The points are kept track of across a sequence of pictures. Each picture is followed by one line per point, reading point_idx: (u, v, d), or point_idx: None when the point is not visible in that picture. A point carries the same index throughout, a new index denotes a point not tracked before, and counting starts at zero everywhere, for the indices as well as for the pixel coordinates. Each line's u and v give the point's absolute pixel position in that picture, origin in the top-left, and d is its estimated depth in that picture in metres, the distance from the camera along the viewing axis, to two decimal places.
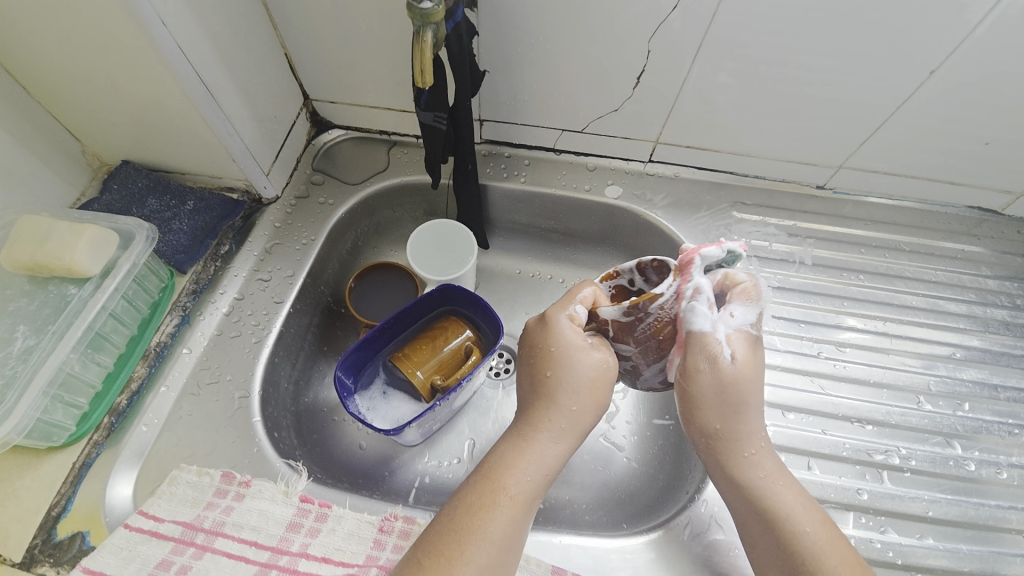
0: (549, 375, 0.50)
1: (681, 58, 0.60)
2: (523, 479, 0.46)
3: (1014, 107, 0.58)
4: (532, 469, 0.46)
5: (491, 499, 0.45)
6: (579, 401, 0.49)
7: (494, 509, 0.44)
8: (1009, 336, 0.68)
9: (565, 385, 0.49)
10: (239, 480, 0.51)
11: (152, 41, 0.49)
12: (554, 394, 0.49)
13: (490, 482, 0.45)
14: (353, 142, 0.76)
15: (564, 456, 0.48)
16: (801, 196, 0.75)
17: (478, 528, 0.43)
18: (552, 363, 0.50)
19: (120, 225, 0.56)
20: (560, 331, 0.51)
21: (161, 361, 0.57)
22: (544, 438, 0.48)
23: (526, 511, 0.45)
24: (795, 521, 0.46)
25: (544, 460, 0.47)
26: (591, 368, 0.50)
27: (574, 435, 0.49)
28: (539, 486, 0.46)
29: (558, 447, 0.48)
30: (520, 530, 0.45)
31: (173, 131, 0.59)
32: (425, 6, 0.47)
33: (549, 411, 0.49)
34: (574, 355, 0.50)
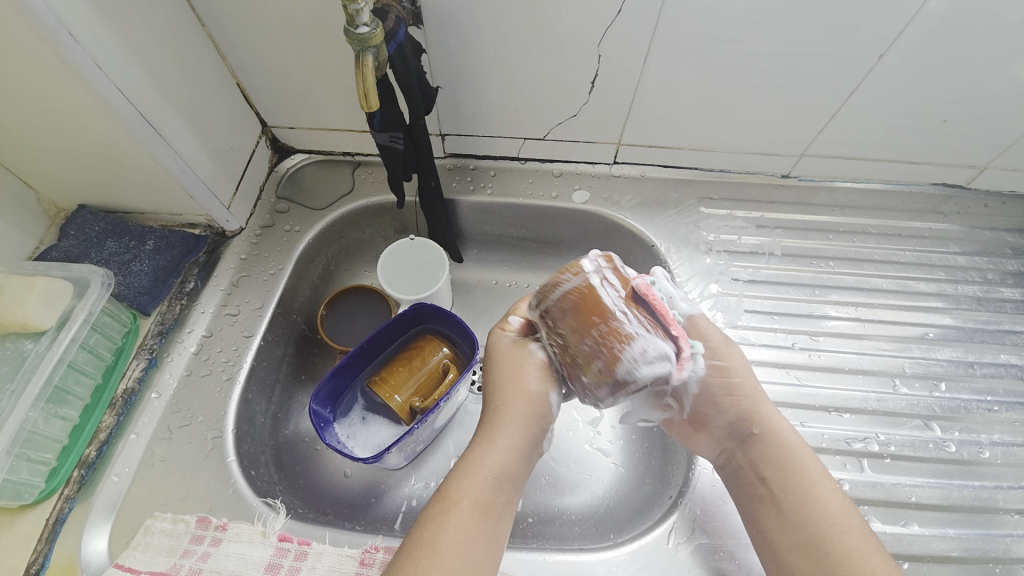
0: (492, 386, 0.52)
1: (634, 59, 0.60)
2: (471, 485, 0.46)
3: (967, 84, 0.59)
4: (478, 474, 0.47)
5: (443, 509, 0.45)
6: (519, 410, 0.50)
7: (448, 519, 0.44)
8: (981, 312, 0.68)
9: (509, 395, 0.51)
10: (215, 525, 0.51)
11: (90, 85, 0.48)
12: (498, 399, 0.51)
13: (441, 494, 0.46)
14: (317, 165, 0.76)
15: (512, 459, 0.49)
16: (769, 186, 0.75)
17: (432, 541, 0.43)
18: (491, 373, 0.53)
19: (73, 273, 0.55)
20: (501, 342, 0.54)
21: (129, 408, 0.56)
22: (490, 444, 0.49)
23: (481, 518, 0.45)
24: (825, 507, 0.46)
25: (490, 464, 0.47)
26: (529, 369, 0.52)
27: (521, 440, 0.50)
28: (493, 495, 0.46)
29: (507, 453, 0.48)
30: (479, 538, 0.44)
31: (126, 172, 0.58)
32: (362, 30, 0.47)
33: (493, 417, 0.50)
34: (518, 361, 0.52)
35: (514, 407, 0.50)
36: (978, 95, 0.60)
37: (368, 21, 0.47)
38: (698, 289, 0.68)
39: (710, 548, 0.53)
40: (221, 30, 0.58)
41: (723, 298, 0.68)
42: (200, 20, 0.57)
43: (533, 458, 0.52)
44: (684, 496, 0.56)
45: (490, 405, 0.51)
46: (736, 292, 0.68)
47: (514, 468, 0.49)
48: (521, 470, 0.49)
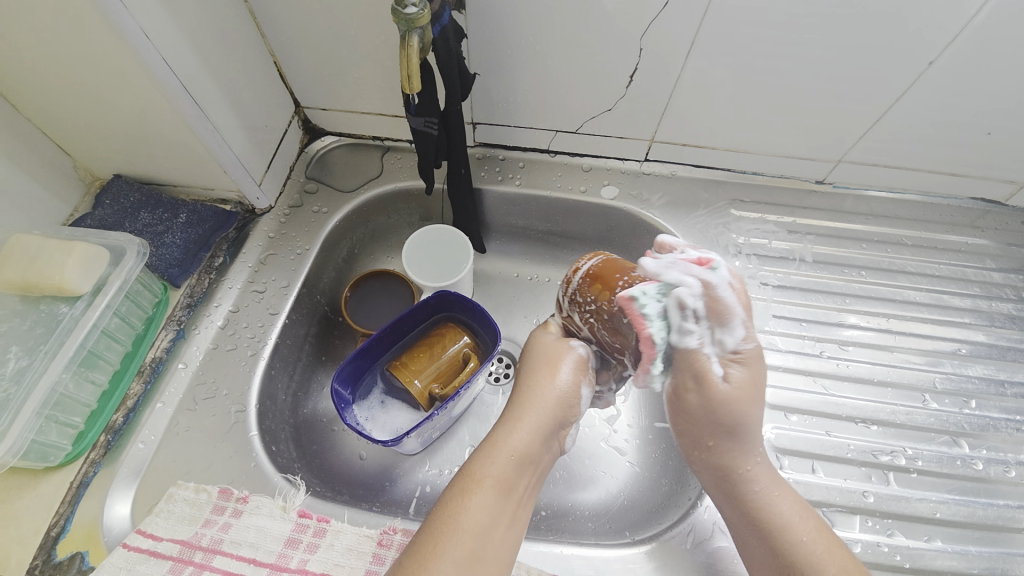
0: (522, 374, 0.52)
1: (675, 55, 0.59)
2: (494, 465, 0.46)
3: (1018, 97, 0.57)
4: (502, 456, 0.47)
5: (466, 487, 0.45)
6: (548, 398, 0.50)
7: (470, 497, 0.45)
8: (1015, 330, 0.66)
9: (543, 387, 0.50)
10: (237, 497, 0.51)
11: (136, 56, 0.48)
12: (527, 385, 0.51)
13: (465, 472, 0.46)
14: (347, 148, 0.76)
15: (536, 444, 0.48)
16: (801, 191, 0.73)
17: (453, 516, 0.43)
18: (526, 363, 0.53)
19: (109, 241, 0.56)
20: (540, 335, 0.54)
21: (156, 377, 0.57)
22: (514, 427, 0.48)
23: (502, 499, 0.45)
24: (792, 530, 0.47)
25: (515, 448, 0.47)
26: (564, 361, 0.52)
27: (547, 427, 0.49)
28: (517, 478, 0.47)
29: (534, 440, 0.48)
30: (499, 518, 0.45)
31: (163, 145, 0.59)
32: (409, 11, 0.47)
33: (520, 403, 0.50)
34: (554, 352, 0.52)
35: (543, 395, 0.50)
36: None
37: (416, 3, 0.47)
38: None
39: (727, 552, 0.52)
40: (263, 8, 0.59)
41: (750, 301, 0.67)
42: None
43: (555, 445, 0.52)
44: (704, 498, 0.55)
45: (518, 392, 0.51)
46: (763, 296, 0.67)
47: (538, 454, 0.49)
48: (543, 456, 0.50)
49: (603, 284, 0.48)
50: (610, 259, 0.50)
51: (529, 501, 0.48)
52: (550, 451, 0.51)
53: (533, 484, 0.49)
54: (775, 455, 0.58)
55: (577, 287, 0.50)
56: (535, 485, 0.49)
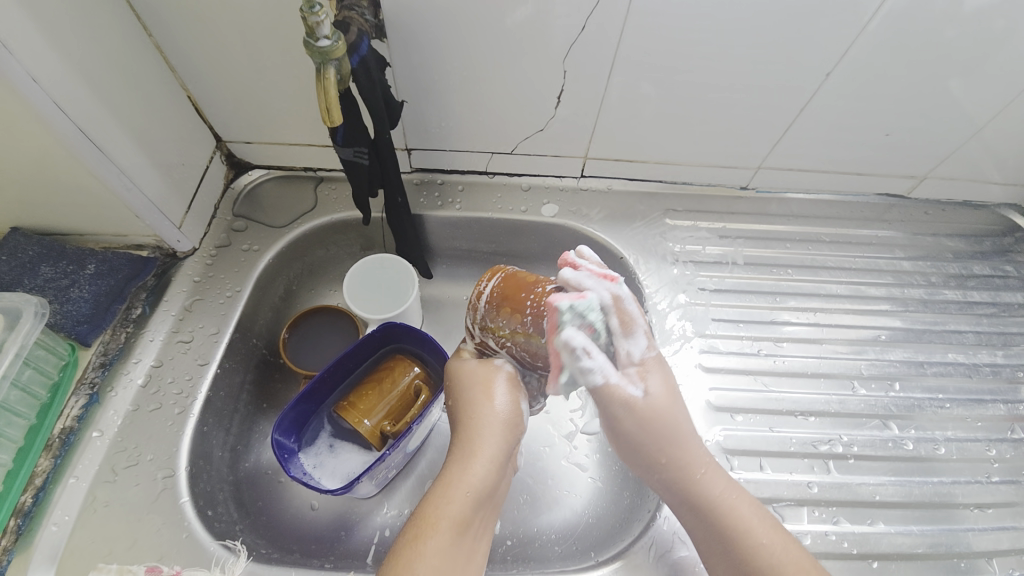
0: (465, 404, 0.50)
1: (599, 75, 0.61)
2: (449, 505, 0.44)
3: (907, 100, 0.63)
4: (457, 494, 0.45)
5: (420, 532, 0.43)
6: (495, 426, 0.49)
7: (423, 544, 0.43)
8: (927, 313, 0.72)
9: (485, 412, 0.49)
10: (167, 574, 0.47)
11: (21, 99, 0.44)
12: (468, 416, 0.49)
13: (419, 515, 0.44)
14: (276, 181, 0.73)
15: (493, 476, 0.47)
16: (729, 198, 0.77)
17: (409, 565, 0.41)
18: (465, 393, 0.51)
19: (2, 303, 0.50)
20: (467, 361, 0.53)
21: (67, 451, 0.52)
22: (469, 463, 0.47)
23: (459, 539, 0.44)
24: (752, 534, 0.47)
25: (470, 484, 0.45)
26: (498, 382, 0.50)
27: (501, 457, 0.48)
28: (472, 513, 0.45)
29: (482, 469, 0.46)
30: (457, 559, 0.43)
31: (64, 192, 0.54)
32: (323, 43, 0.45)
33: (469, 435, 0.48)
34: (494, 378, 0.51)
35: (493, 427, 0.49)
36: (916, 111, 0.64)
37: (330, 34, 0.46)
38: (666, 299, 0.70)
39: (686, 562, 0.53)
40: (171, 41, 0.56)
41: (690, 307, 0.69)
42: (146, 30, 0.54)
43: (508, 471, 0.51)
44: (661, 508, 0.56)
45: (464, 423, 0.50)
46: (702, 301, 0.70)
47: (494, 487, 0.47)
48: (498, 487, 0.48)
49: (512, 305, 0.47)
50: (507, 279, 0.48)
51: (485, 533, 0.47)
52: (505, 477, 0.49)
53: (490, 515, 0.48)
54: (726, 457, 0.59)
55: (484, 313, 0.48)
56: (492, 516, 0.48)
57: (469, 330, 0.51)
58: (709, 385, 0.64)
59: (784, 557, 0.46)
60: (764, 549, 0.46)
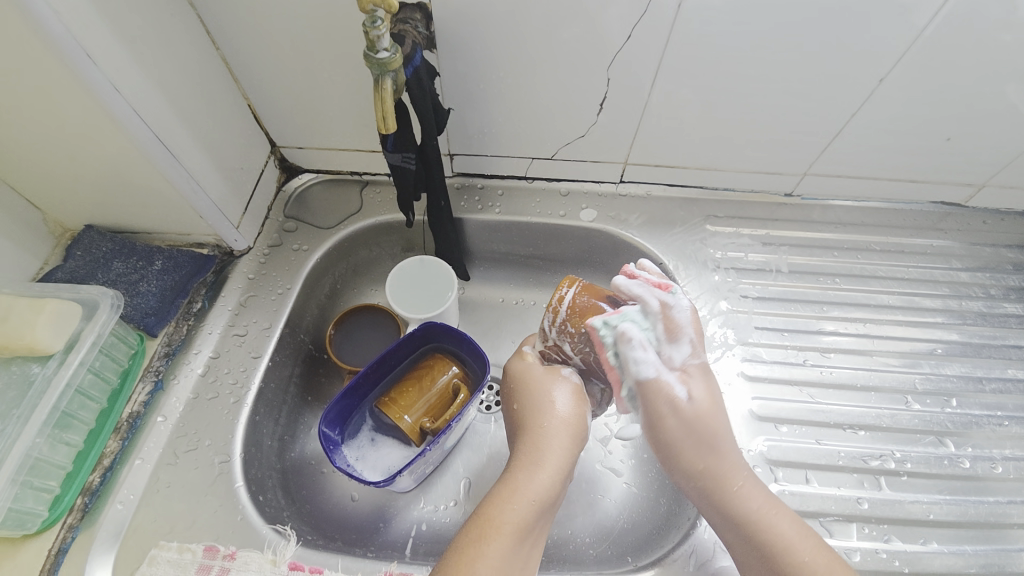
0: (528, 413, 0.51)
1: (642, 82, 0.61)
2: (514, 510, 0.45)
3: (966, 105, 0.60)
4: (522, 500, 0.46)
5: (483, 534, 0.44)
6: (560, 438, 0.50)
7: (487, 543, 0.43)
8: (986, 327, 0.69)
9: (553, 424, 0.50)
10: (224, 553, 0.49)
11: (107, 110, 0.48)
12: (534, 426, 0.50)
13: (481, 516, 0.45)
14: (325, 185, 0.76)
15: (554, 487, 0.48)
16: (772, 204, 0.76)
17: (473, 564, 0.42)
18: (529, 402, 0.52)
19: (82, 294, 0.54)
20: (530, 369, 0.54)
21: (134, 433, 0.55)
22: (533, 471, 0.48)
23: (519, 545, 0.44)
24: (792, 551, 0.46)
25: (534, 493, 0.46)
26: (562, 391, 0.52)
27: (563, 469, 0.49)
28: (535, 521, 0.46)
29: (547, 477, 0.48)
30: (516, 564, 0.44)
31: (138, 194, 0.58)
32: (381, 56, 0.47)
33: (533, 443, 0.50)
34: (559, 392, 0.52)
35: (557, 438, 0.50)
36: (976, 116, 0.62)
37: (388, 47, 0.48)
38: (706, 306, 0.69)
39: (730, 571, 0.52)
40: (236, 54, 0.59)
41: (732, 315, 0.68)
42: (214, 44, 0.58)
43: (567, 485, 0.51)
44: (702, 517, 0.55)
45: (528, 430, 0.51)
46: (744, 309, 0.69)
47: (555, 497, 0.48)
48: (559, 498, 0.49)
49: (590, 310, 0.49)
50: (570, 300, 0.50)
51: (541, 542, 0.48)
52: (564, 488, 0.50)
53: (547, 525, 0.49)
54: (770, 468, 0.58)
55: (565, 318, 0.50)
56: (548, 526, 0.49)
57: (544, 333, 0.52)
58: (751, 394, 0.63)
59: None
60: (806, 567, 0.45)
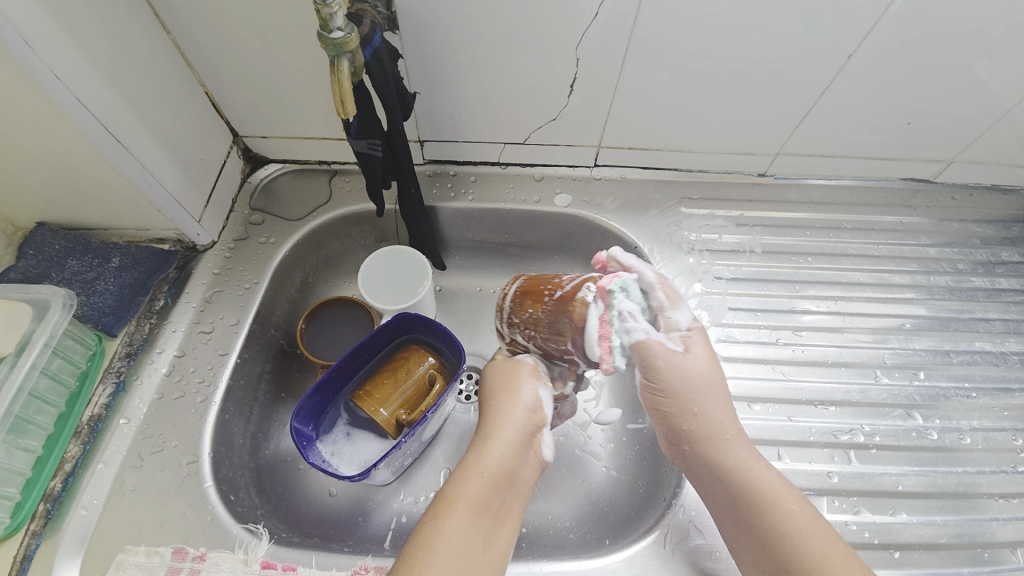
0: (486, 397, 0.52)
1: (612, 62, 0.60)
2: (467, 486, 0.45)
3: (935, 80, 0.60)
4: (476, 476, 0.46)
5: (438, 512, 0.44)
6: (516, 414, 0.50)
7: (442, 521, 0.43)
8: (953, 301, 0.70)
9: (512, 404, 0.50)
10: (192, 555, 0.49)
11: (48, 100, 0.46)
12: (490, 409, 0.51)
13: (439, 493, 0.45)
14: (292, 175, 0.73)
15: (513, 463, 0.47)
16: (746, 185, 0.76)
17: (427, 542, 0.42)
18: (489, 384, 0.53)
19: (32, 295, 0.52)
20: (495, 363, 0.55)
21: (96, 436, 0.54)
22: (485, 445, 0.47)
23: (477, 520, 0.44)
24: (781, 501, 0.47)
25: (486, 466, 0.46)
26: (521, 377, 0.52)
27: (519, 442, 0.48)
28: (491, 495, 0.45)
29: (502, 453, 0.47)
30: (475, 541, 0.43)
31: (90, 189, 0.55)
32: (336, 35, 0.46)
33: (486, 422, 0.50)
34: (517, 368, 0.52)
35: (510, 411, 0.50)
36: (944, 92, 0.62)
37: (342, 26, 0.46)
38: (682, 288, 0.69)
39: (705, 549, 0.53)
40: (188, 37, 0.56)
41: (707, 296, 0.68)
42: (164, 28, 0.55)
43: (534, 461, 0.50)
44: (677, 497, 0.56)
45: (486, 413, 0.51)
46: (719, 290, 0.69)
47: (515, 472, 0.47)
48: (521, 473, 0.48)
49: (533, 299, 0.50)
50: (532, 277, 0.52)
51: (509, 521, 0.46)
52: (529, 465, 0.49)
53: (513, 504, 0.47)
54: None
55: (511, 310, 0.51)
56: (515, 504, 0.48)
57: (500, 332, 0.54)
58: (726, 374, 0.63)
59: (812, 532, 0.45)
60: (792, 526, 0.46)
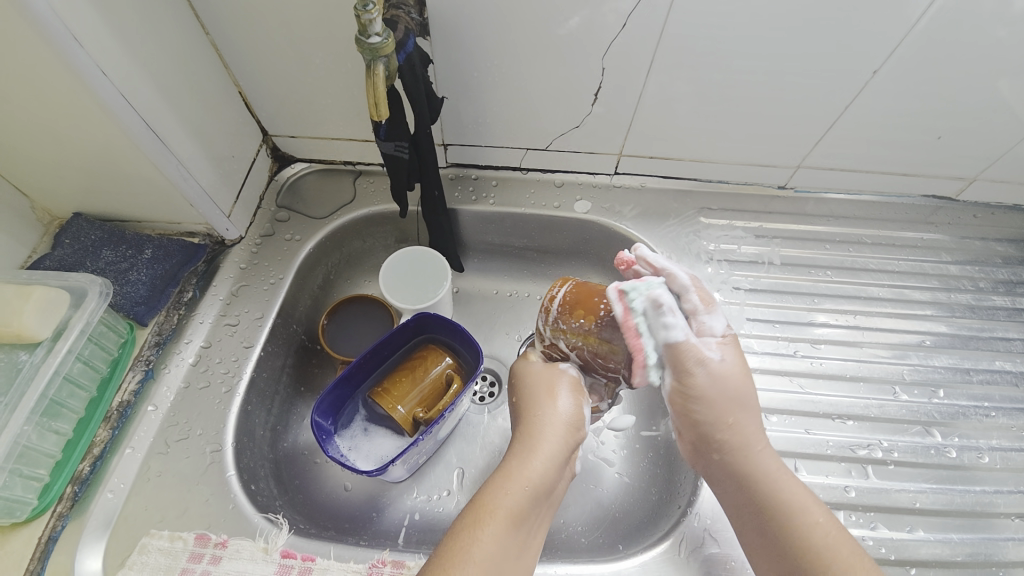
0: (526, 403, 0.52)
1: (637, 72, 0.61)
2: (507, 495, 0.45)
3: (959, 98, 0.61)
4: (516, 486, 0.46)
5: (477, 519, 0.44)
6: (557, 427, 0.50)
7: (482, 529, 0.43)
8: (974, 319, 0.70)
9: (555, 418, 0.50)
10: (215, 541, 0.50)
11: (95, 96, 0.47)
12: (531, 418, 0.51)
13: (479, 500, 0.45)
14: (318, 174, 0.75)
15: (550, 474, 0.48)
16: (766, 197, 0.76)
17: (467, 548, 0.42)
18: (530, 395, 0.53)
19: (71, 282, 0.54)
20: (533, 368, 0.54)
21: (124, 422, 0.55)
22: (527, 458, 0.48)
23: (514, 530, 0.44)
24: (806, 513, 0.47)
25: (528, 479, 0.47)
26: (564, 388, 0.52)
27: (557, 454, 0.49)
28: (530, 506, 0.46)
29: (543, 466, 0.48)
30: (512, 550, 0.44)
31: (126, 182, 0.57)
32: (374, 41, 0.47)
33: (527, 432, 0.50)
34: (561, 382, 0.52)
35: (553, 423, 0.50)
36: (969, 110, 0.62)
37: (380, 31, 0.47)
38: None
39: (719, 558, 0.53)
40: (226, 39, 0.58)
41: (724, 306, 0.69)
42: (203, 29, 0.57)
43: (566, 473, 0.51)
44: (692, 505, 0.56)
45: (526, 420, 0.51)
46: (737, 301, 0.69)
47: (551, 484, 0.48)
48: (556, 485, 0.49)
49: (583, 308, 0.48)
50: (580, 284, 0.50)
51: (538, 528, 0.48)
52: (562, 476, 0.50)
53: (544, 514, 0.48)
54: None
55: (556, 317, 0.50)
56: (545, 513, 0.49)
57: (539, 333, 0.53)
58: None
59: (836, 540, 0.45)
60: (816, 528, 0.46)
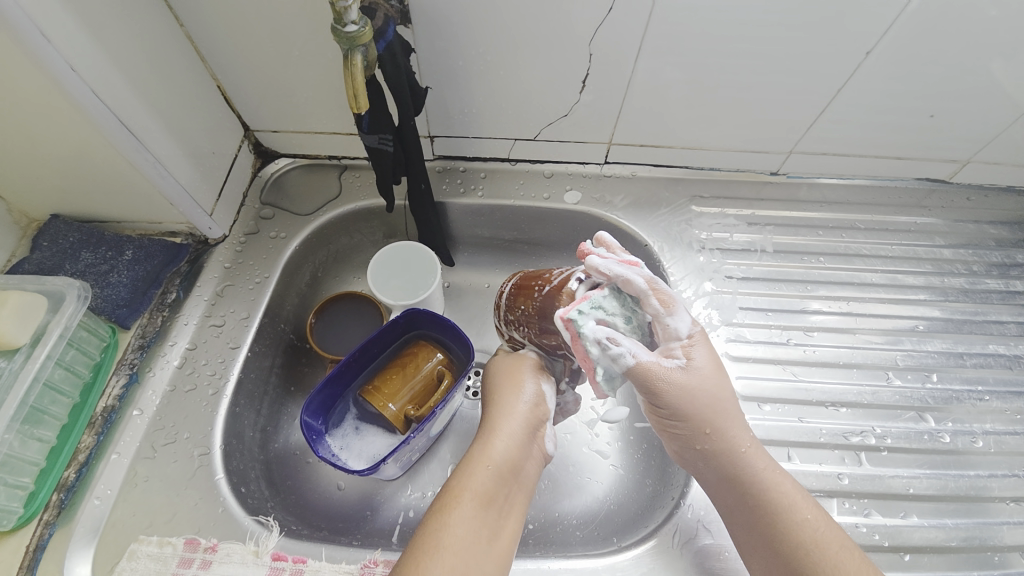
0: (490, 391, 0.53)
1: (625, 59, 0.59)
2: (472, 477, 0.45)
3: (953, 79, 0.59)
4: (480, 468, 0.46)
5: (445, 504, 0.44)
6: (519, 407, 0.50)
7: (449, 513, 0.44)
8: (968, 303, 0.69)
9: (514, 397, 0.50)
10: (204, 546, 0.49)
11: (66, 94, 0.46)
12: (493, 402, 0.51)
13: (445, 486, 0.46)
14: (302, 170, 0.74)
15: (516, 453, 0.48)
16: (758, 183, 0.75)
17: (435, 534, 0.42)
18: (493, 382, 0.53)
19: (47, 286, 0.52)
20: (498, 359, 0.56)
21: (109, 427, 0.54)
22: (489, 438, 0.48)
23: (483, 511, 0.44)
24: (796, 508, 0.47)
25: (490, 458, 0.47)
26: (525, 371, 0.52)
27: (521, 435, 0.49)
28: (496, 487, 0.46)
29: (506, 446, 0.48)
30: (482, 532, 0.43)
31: (103, 182, 0.56)
32: (350, 29, 0.46)
33: (489, 415, 0.50)
34: (519, 363, 0.53)
35: (514, 404, 0.50)
36: (963, 91, 0.61)
37: (357, 19, 0.46)
38: (691, 287, 0.69)
39: (713, 548, 0.53)
40: (201, 32, 0.57)
41: (717, 295, 0.68)
42: (177, 21, 0.55)
43: (537, 453, 0.51)
44: (686, 496, 0.56)
45: (490, 406, 0.52)
46: (729, 289, 0.69)
47: (519, 464, 0.48)
48: (525, 466, 0.49)
49: (525, 295, 0.50)
50: (527, 272, 0.53)
51: (514, 512, 0.47)
52: (532, 456, 0.50)
53: (518, 497, 0.47)
54: None
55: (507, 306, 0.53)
56: (520, 495, 0.48)
57: (500, 329, 0.56)
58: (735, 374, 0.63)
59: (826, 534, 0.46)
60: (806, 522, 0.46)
